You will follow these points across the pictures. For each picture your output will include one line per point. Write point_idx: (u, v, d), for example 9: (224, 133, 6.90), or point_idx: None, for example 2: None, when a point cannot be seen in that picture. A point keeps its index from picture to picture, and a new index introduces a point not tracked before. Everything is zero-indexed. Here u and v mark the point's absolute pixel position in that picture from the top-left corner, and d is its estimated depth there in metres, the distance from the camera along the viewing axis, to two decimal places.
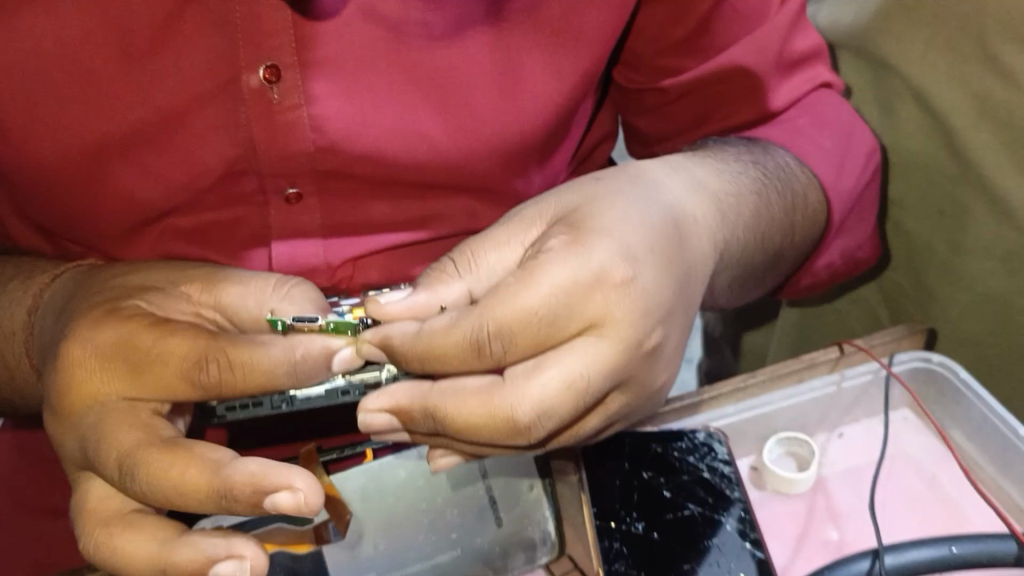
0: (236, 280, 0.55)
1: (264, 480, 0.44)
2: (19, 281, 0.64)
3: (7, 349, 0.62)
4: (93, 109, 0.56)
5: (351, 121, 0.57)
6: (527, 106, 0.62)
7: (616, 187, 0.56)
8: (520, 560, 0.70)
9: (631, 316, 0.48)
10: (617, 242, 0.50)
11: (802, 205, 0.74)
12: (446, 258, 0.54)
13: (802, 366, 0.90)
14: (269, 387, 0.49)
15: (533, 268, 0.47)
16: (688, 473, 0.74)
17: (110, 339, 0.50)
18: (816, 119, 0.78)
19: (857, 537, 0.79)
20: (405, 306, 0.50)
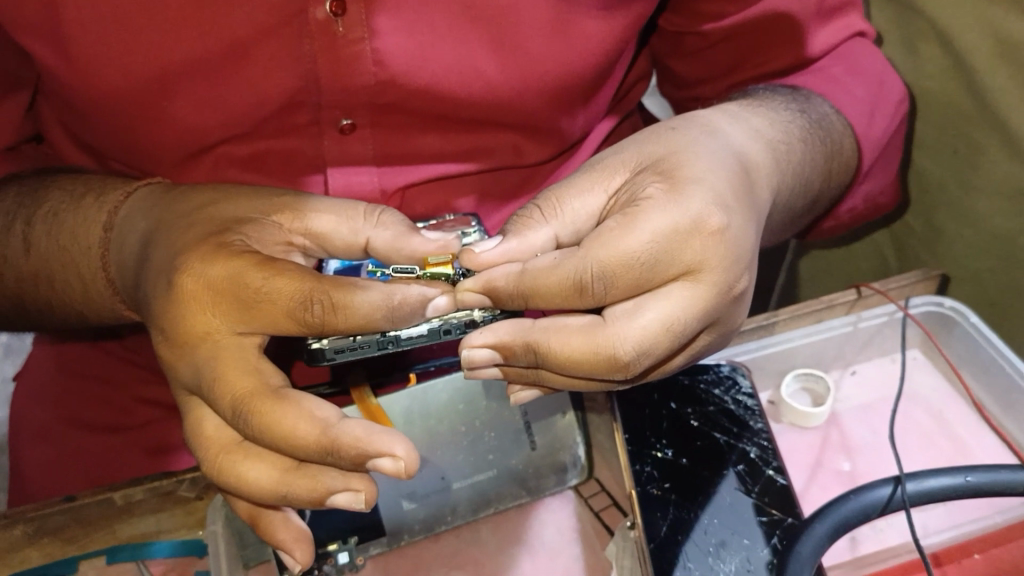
0: (326, 210, 0.58)
1: (369, 445, 0.50)
2: (92, 200, 0.67)
3: (84, 264, 0.65)
4: (162, 39, 0.57)
5: (410, 56, 0.60)
6: (581, 46, 0.65)
7: (695, 137, 0.59)
8: (552, 483, 0.76)
9: (726, 261, 0.52)
10: (711, 190, 0.54)
11: (838, 155, 0.77)
12: (529, 202, 0.57)
13: (822, 307, 0.91)
14: (371, 327, 0.52)
15: (635, 214, 0.51)
16: (713, 404, 0.78)
17: (219, 276, 0.53)
18: (851, 68, 0.80)
19: (869, 469, 0.83)
20: (499, 253, 0.54)
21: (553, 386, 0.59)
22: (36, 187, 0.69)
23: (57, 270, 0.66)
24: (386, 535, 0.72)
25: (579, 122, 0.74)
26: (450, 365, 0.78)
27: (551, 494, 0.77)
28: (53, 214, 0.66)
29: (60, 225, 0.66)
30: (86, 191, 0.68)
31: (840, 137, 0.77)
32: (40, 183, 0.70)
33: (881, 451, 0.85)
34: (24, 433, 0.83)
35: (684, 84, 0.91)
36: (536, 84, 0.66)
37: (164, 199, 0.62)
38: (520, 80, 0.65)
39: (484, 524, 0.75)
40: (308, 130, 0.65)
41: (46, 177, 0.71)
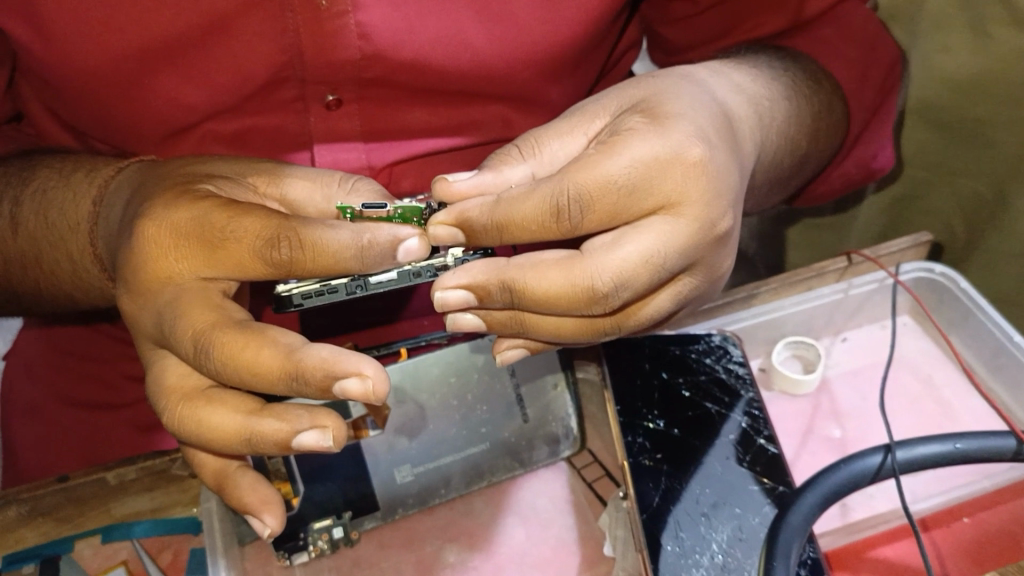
0: (301, 175, 0.57)
1: (336, 367, 0.48)
2: (81, 175, 0.66)
3: (72, 243, 0.65)
4: (140, 15, 0.56)
5: (396, 28, 0.59)
6: (568, 14, 0.64)
7: (677, 81, 0.59)
8: (544, 454, 0.76)
9: (706, 194, 0.51)
10: (692, 125, 0.53)
11: (828, 114, 0.77)
12: (509, 146, 0.57)
13: (812, 275, 0.91)
14: (339, 271, 0.50)
15: (614, 143, 0.51)
16: (704, 374, 0.79)
17: (183, 216, 0.53)
18: (843, 31, 0.79)
19: (859, 434, 0.84)
20: (473, 184, 0.52)
21: (539, 335, 0.58)
22: (25, 167, 0.69)
23: (45, 249, 0.65)
24: (381, 509, 0.72)
25: (569, 93, 0.73)
26: (442, 340, 0.78)
27: (543, 464, 0.76)
28: (40, 191, 0.66)
29: (48, 201, 0.65)
30: (75, 167, 0.67)
31: (828, 91, 0.78)
32: (28, 163, 0.69)
33: (870, 417, 0.85)
34: (15, 414, 0.82)
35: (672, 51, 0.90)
36: (524, 54, 0.65)
37: (151, 169, 0.61)
38: (508, 49, 0.64)
39: (477, 496, 0.76)
40: (293, 105, 0.64)
41: (34, 157, 0.70)
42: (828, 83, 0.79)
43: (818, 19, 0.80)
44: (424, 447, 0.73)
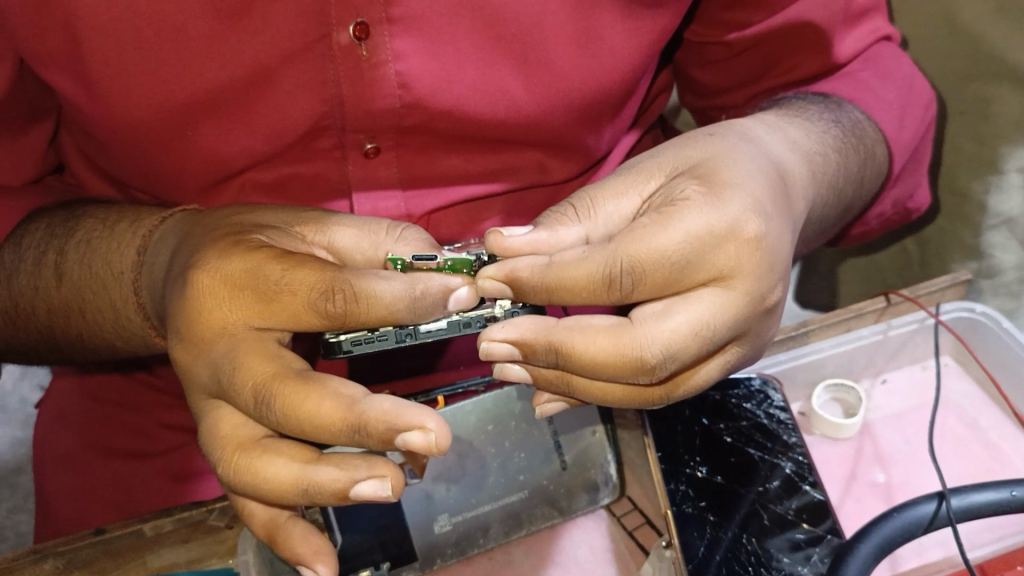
0: (348, 223, 0.57)
1: (396, 419, 0.48)
2: (125, 225, 0.66)
3: (115, 292, 0.64)
4: (183, 69, 0.57)
5: (434, 78, 0.60)
6: (606, 61, 0.64)
7: (733, 143, 0.59)
8: (583, 501, 0.74)
9: (758, 269, 0.51)
10: (749, 196, 0.53)
11: (870, 160, 0.76)
12: (562, 204, 0.57)
13: (851, 317, 0.90)
14: (391, 320, 0.51)
15: (670, 213, 0.51)
16: (746, 419, 0.77)
17: (238, 266, 0.52)
18: (879, 73, 0.79)
19: (905, 480, 0.82)
20: (526, 242, 0.52)
21: (581, 395, 0.57)
22: (66, 218, 0.69)
23: (89, 299, 0.66)
24: (419, 558, 0.70)
25: (606, 137, 0.73)
26: (479, 387, 0.78)
27: (583, 512, 0.74)
28: (85, 242, 0.66)
29: (92, 251, 0.66)
30: (117, 218, 0.67)
31: (871, 138, 0.77)
32: (70, 214, 0.70)
33: (915, 460, 0.83)
34: (49, 462, 0.82)
35: (706, 92, 0.90)
36: (563, 101, 0.65)
37: (197, 218, 0.61)
38: (548, 97, 0.64)
39: (515, 546, 0.74)
40: (332, 154, 0.65)
41: (76, 208, 0.71)
42: (871, 129, 0.77)
43: (853, 61, 0.80)
44: (463, 493, 0.72)
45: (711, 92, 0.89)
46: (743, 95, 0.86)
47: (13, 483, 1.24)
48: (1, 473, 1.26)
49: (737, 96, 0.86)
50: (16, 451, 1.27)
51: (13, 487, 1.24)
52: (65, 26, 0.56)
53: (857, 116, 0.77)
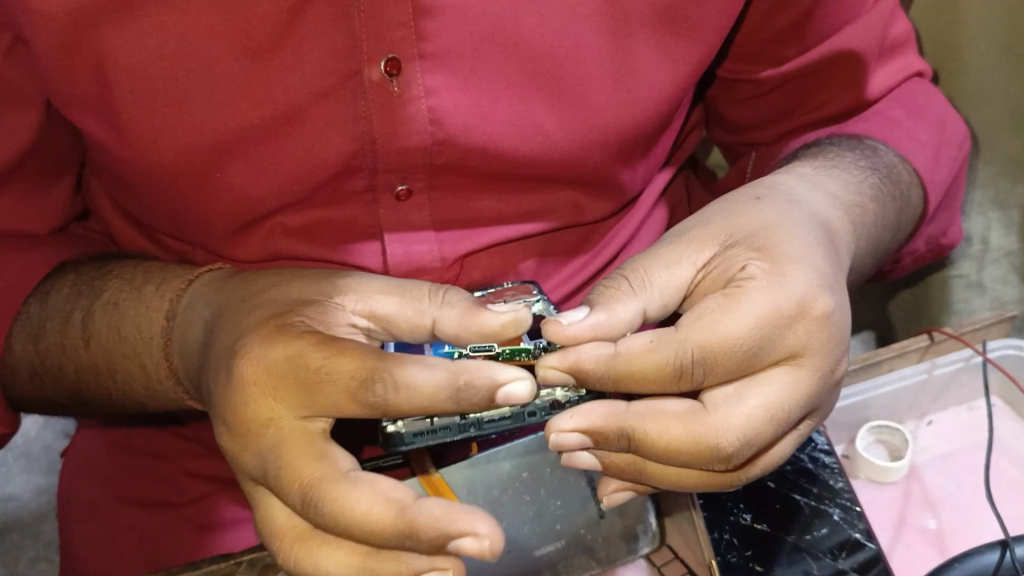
0: (387, 290, 0.55)
1: (449, 524, 0.46)
2: (153, 287, 0.65)
3: (146, 356, 0.63)
4: (216, 107, 0.56)
5: (467, 114, 0.59)
6: (642, 95, 0.63)
7: (783, 212, 0.60)
8: (622, 550, 0.70)
9: (826, 346, 0.53)
10: (809, 271, 0.54)
11: (907, 205, 0.74)
12: (613, 276, 0.55)
13: (893, 355, 0.86)
14: (437, 407, 0.49)
15: (735, 298, 0.52)
16: (790, 463, 0.75)
17: (280, 355, 0.50)
18: (912, 111, 0.77)
19: (955, 526, 0.76)
20: (588, 327, 0.51)
21: (652, 481, 0.55)
22: (96, 276, 0.68)
23: (118, 361, 0.64)
24: None
25: (640, 173, 0.72)
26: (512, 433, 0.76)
27: (622, 562, 0.70)
28: (113, 302, 0.65)
29: (121, 314, 0.65)
30: (146, 279, 0.66)
31: (906, 181, 0.75)
32: (101, 271, 0.69)
33: (966, 506, 0.78)
34: (77, 514, 0.80)
35: (736, 131, 0.89)
36: (598, 136, 0.64)
37: (227, 288, 0.59)
38: (581, 136, 0.63)
39: None
40: (363, 197, 0.63)
41: (106, 264, 0.70)
42: (907, 171, 0.75)
43: (885, 97, 0.78)
44: (497, 543, 0.69)
45: (740, 130, 0.88)
46: (771, 134, 0.83)
47: (37, 531, 1.23)
48: (24, 521, 1.24)
49: (765, 134, 0.85)
50: (40, 500, 1.26)
51: (36, 535, 1.22)
52: (95, 70, 0.56)
53: (893, 157, 0.75)
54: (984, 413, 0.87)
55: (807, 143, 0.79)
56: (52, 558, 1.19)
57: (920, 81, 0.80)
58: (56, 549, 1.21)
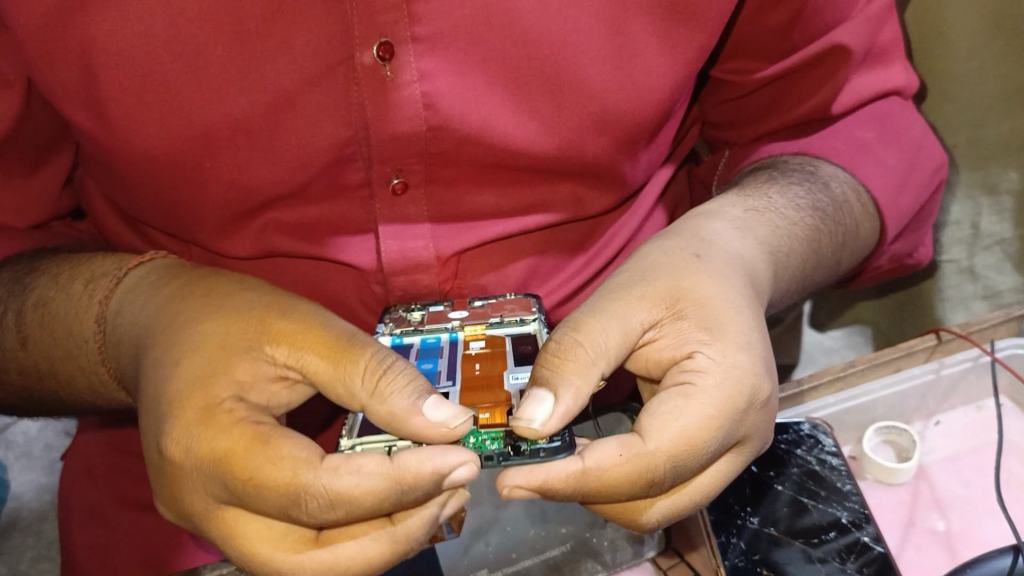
0: (319, 351, 0.51)
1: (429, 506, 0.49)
2: (81, 286, 0.63)
3: (82, 356, 0.61)
4: (204, 96, 0.55)
5: (461, 100, 0.58)
6: (639, 85, 0.62)
7: (728, 279, 0.59)
8: (628, 555, 0.67)
9: (763, 431, 0.55)
10: (754, 354, 0.54)
11: (854, 237, 0.75)
12: (552, 342, 0.53)
13: (900, 355, 0.83)
14: (381, 507, 0.47)
15: (693, 392, 0.51)
16: (797, 466, 0.73)
17: (206, 451, 0.48)
18: (884, 134, 0.76)
19: (965, 528, 0.72)
20: (558, 419, 0.49)
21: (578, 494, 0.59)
22: (22, 276, 0.65)
23: (57, 362, 0.62)
24: None
25: (640, 166, 0.70)
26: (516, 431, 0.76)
27: (627, 566, 0.66)
28: (42, 302, 0.63)
29: (50, 314, 0.62)
30: (71, 275, 0.64)
31: (855, 211, 0.75)
32: (31, 267, 0.66)
33: (975, 509, 0.74)
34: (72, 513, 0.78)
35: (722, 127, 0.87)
36: (595, 125, 0.63)
37: (152, 298, 0.58)
38: (575, 127, 0.62)
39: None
40: (359, 191, 0.62)
41: (41, 260, 0.67)
42: (866, 196, 0.75)
43: (860, 117, 0.77)
44: (503, 547, 0.68)
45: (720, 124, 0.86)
46: (750, 133, 0.82)
47: (38, 531, 1.24)
48: (25, 521, 1.25)
49: (751, 139, 0.83)
50: (40, 499, 1.28)
51: (37, 535, 1.23)
52: (79, 59, 0.54)
53: (841, 182, 0.75)
54: (993, 413, 0.83)
55: (770, 158, 0.80)
56: (53, 558, 1.19)
57: (898, 99, 0.79)
58: (56, 548, 1.21)
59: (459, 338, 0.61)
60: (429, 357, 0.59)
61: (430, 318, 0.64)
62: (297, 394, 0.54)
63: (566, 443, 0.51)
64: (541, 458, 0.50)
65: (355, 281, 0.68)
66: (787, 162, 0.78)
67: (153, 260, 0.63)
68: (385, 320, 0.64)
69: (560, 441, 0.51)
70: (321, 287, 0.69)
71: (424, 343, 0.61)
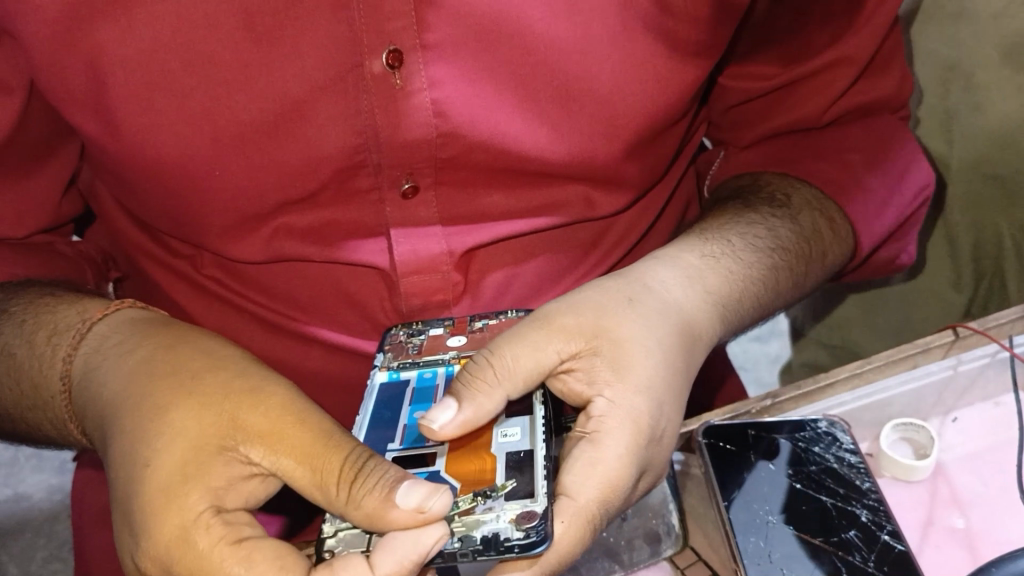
0: (296, 451, 0.50)
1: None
2: (44, 338, 0.61)
3: (48, 408, 0.60)
4: (213, 104, 0.55)
5: (468, 104, 0.57)
6: (649, 88, 0.62)
7: (654, 327, 0.61)
8: (645, 554, 0.67)
9: (664, 462, 0.59)
10: (657, 397, 0.57)
11: (818, 258, 0.75)
12: (469, 365, 0.55)
13: (916, 351, 0.79)
14: None
15: (597, 437, 0.55)
16: (815, 464, 0.71)
17: (181, 560, 0.48)
18: (869, 157, 0.77)
19: (987, 527, 0.70)
20: (455, 426, 0.52)
21: None
22: None
23: (29, 411, 0.61)
24: None
25: (650, 169, 0.70)
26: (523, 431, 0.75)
27: (644, 565, 0.66)
28: (9, 354, 0.62)
29: (17, 365, 0.61)
30: (34, 327, 0.62)
31: (825, 236, 0.76)
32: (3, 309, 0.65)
33: (997, 504, 0.71)
34: (82, 518, 0.77)
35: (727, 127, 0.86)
36: (606, 129, 0.62)
37: (125, 368, 0.55)
38: (585, 132, 0.62)
39: None
40: (369, 196, 0.62)
41: (9, 298, 0.65)
42: (839, 220, 0.77)
43: (850, 140, 0.78)
44: None
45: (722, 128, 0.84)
46: (749, 139, 0.82)
47: (49, 532, 1.26)
48: (37, 522, 1.28)
49: (748, 137, 0.82)
50: (51, 499, 1.31)
51: (48, 535, 1.25)
52: (88, 67, 0.54)
53: (812, 208, 0.77)
54: (1011, 410, 0.79)
55: (754, 175, 0.81)
56: (64, 558, 1.21)
57: (885, 116, 0.80)
58: (67, 548, 1.23)
59: (456, 371, 0.61)
60: (424, 404, 0.58)
61: (427, 348, 0.63)
62: (267, 488, 0.52)
63: (543, 533, 0.47)
64: (515, 554, 0.47)
65: (363, 288, 0.67)
66: (768, 184, 0.80)
67: (106, 322, 0.61)
68: (384, 347, 0.64)
69: (537, 533, 0.47)
70: (328, 293, 0.68)
71: (421, 380, 0.61)
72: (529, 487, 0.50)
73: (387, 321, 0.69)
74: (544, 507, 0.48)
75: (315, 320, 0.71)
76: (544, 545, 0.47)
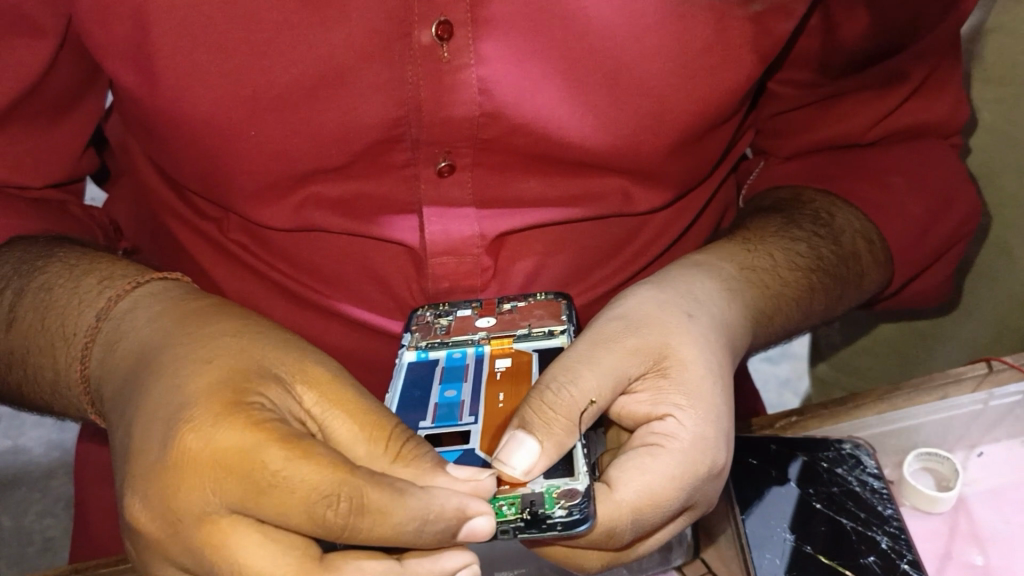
0: (356, 404, 0.49)
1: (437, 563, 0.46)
2: (94, 281, 0.59)
3: (62, 352, 0.57)
4: (254, 62, 0.54)
5: (514, 86, 0.56)
6: (701, 84, 0.60)
7: (716, 351, 0.59)
8: (654, 561, 0.64)
9: (712, 492, 0.56)
10: (721, 427, 0.55)
11: (856, 275, 0.74)
12: (535, 386, 0.52)
13: (947, 381, 0.76)
14: (394, 543, 0.43)
15: (654, 456, 0.52)
16: (838, 486, 0.69)
17: (229, 444, 0.43)
18: (913, 179, 0.75)
19: (1007, 565, 0.68)
20: (538, 464, 0.48)
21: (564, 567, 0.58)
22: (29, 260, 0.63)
23: (33, 351, 0.58)
24: None
25: (694, 165, 0.68)
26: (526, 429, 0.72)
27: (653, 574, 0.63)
28: (47, 287, 0.60)
29: (51, 301, 0.59)
30: (89, 269, 0.61)
31: (864, 258, 0.74)
32: (44, 252, 0.64)
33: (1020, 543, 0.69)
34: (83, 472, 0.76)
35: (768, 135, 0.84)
36: (652, 123, 0.61)
37: (175, 315, 0.53)
38: (630, 124, 0.60)
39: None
40: (403, 171, 0.60)
41: (54, 246, 0.65)
42: (878, 245, 0.75)
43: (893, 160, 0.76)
44: None
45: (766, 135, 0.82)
46: (788, 151, 0.80)
47: (44, 488, 1.26)
48: (32, 478, 1.27)
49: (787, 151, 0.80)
50: (49, 456, 1.30)
51: (43, 490, 1.26)
52: (132, 12, 0.54)
53: (851, 231, 0.75)
54: None
55: (795, 188, 0.78)
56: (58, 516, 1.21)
57: (930, 141, 0.78)
58: (62, 505, 1.24)
59: (486, 354, 0.60)
60: (454, 383, 0.57)
61: (456, 330, 0.62)
62: None
63: (587, 512, 0.46)
64: (557, 531, 0.46)
65: (390, 265, 0.66)
66: (811, 199, 0.77)
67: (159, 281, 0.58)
68: (412, 327, 0.62)
69: (578, 511, 0.46)
70: (354, 267, 0.67)
71: (451, 360, 0.60)
72: (567, 467, 0.50)
73: (412, 301, 0.68)
74: (586, 486, 0.48)
75: (338, 295, 0.70)
76: (586, 524, 0.46)
